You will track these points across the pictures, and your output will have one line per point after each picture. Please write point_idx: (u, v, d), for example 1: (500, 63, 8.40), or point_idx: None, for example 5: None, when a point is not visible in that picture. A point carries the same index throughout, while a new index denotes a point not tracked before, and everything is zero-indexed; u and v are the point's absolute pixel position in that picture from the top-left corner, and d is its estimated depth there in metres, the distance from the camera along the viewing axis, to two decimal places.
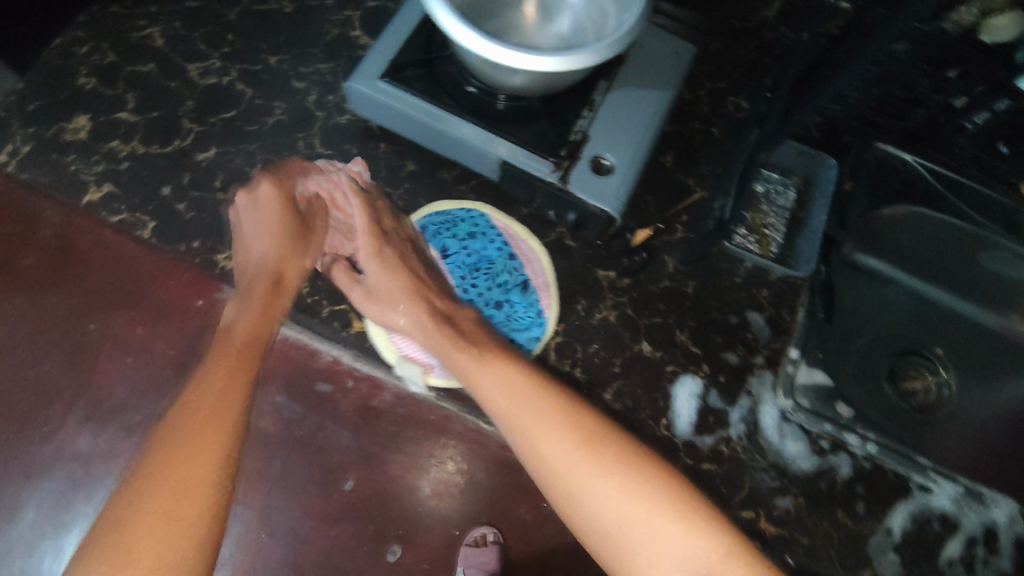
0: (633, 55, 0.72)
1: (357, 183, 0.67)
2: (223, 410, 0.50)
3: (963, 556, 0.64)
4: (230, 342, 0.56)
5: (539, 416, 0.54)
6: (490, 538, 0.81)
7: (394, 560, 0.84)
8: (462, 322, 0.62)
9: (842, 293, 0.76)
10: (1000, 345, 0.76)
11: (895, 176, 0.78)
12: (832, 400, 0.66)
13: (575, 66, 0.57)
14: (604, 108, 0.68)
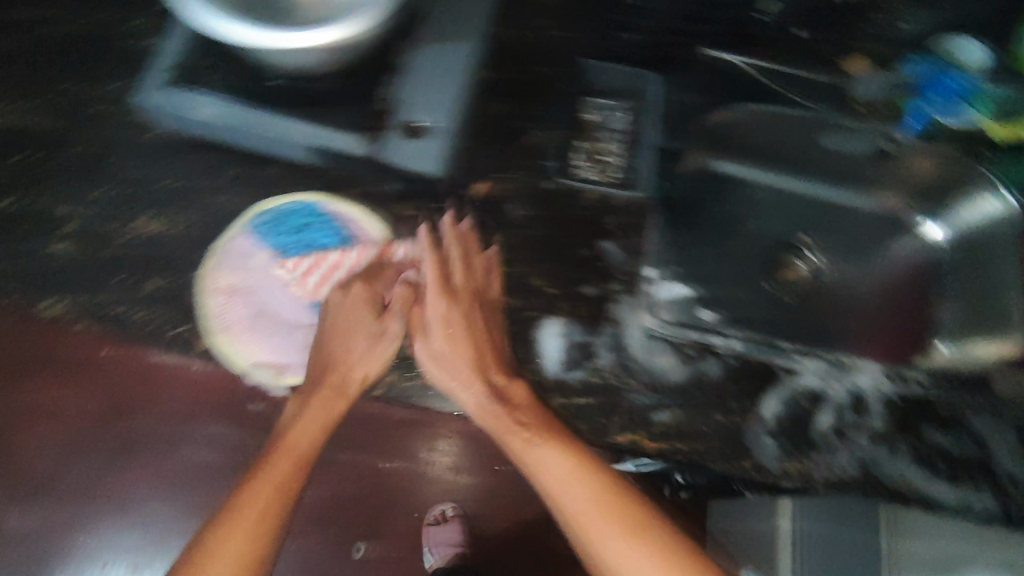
0: None
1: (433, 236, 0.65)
2: (270, 509, 0.54)
3: (834, 424, 0.68)
4: (285, 447, 0.59)
5: (582, 492, 0.53)
6: (451, 514, 1.09)
7: (360, 557, 1.10)
8: (513, 394, 0.60)
9: (695, 199, 0.81)
10: (862, 219, 0.87)
11: (726, 78, 0.82)
12: (691, 308, 0.70)
13: (352, 34, 0.55)
14: (413, 67, 0.65)
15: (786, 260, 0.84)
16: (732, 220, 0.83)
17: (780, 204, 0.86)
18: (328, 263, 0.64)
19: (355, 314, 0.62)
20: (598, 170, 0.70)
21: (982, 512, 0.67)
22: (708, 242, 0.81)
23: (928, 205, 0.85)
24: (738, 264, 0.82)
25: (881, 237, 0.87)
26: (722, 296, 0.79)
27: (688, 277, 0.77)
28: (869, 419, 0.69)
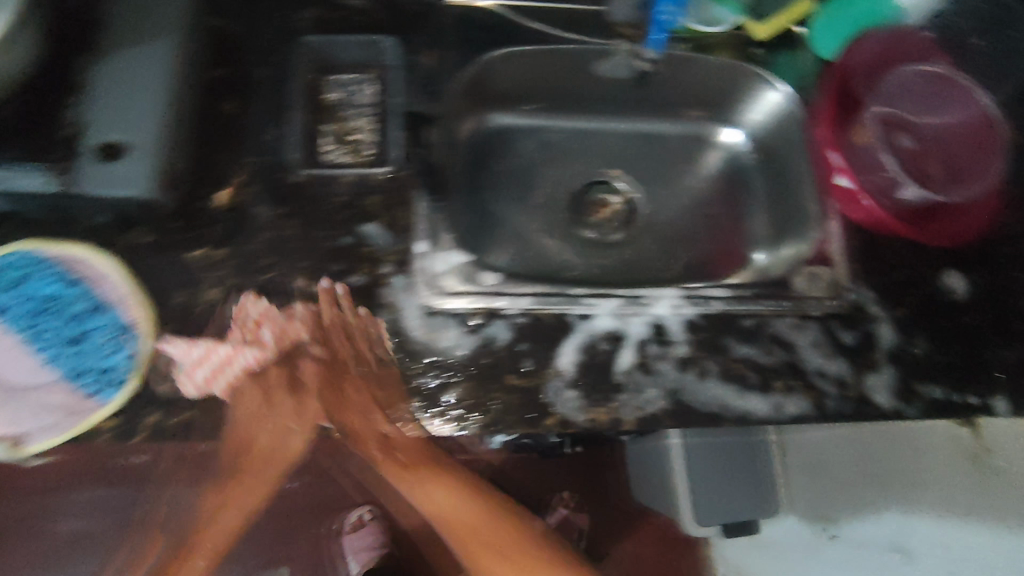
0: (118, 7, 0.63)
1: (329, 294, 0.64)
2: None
3: (638, 360, 0.66)
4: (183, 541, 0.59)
5: (473, 518, 0.73)
6: None
7: None
8: (403, 452, 0.64)
9: (490, 159, 0.82)
10: (667, 141, 0.88)
11: (479, 27, 0.76)
12: (473, 274, 0.68)
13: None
14: (96, 85, 0.60)
15: (594, 198, 0.86)
16: (533, 171, 0.84)
17: (580, 145, 0.86)
18: (218, 357, 0.60)
19: (258, 410, 0.60)
20: (349, 152, 0.67)
21: (795, 413, 0.67)
22: (507, 200, 0.82)
23: (720, 114, 0.86)
24: (541, 214, 0.84)
25: (686, 158, 0.88)
26: (525, 247, 0.81)
27: (487, 233, 0.80)
28: (675, 347, 0.67)
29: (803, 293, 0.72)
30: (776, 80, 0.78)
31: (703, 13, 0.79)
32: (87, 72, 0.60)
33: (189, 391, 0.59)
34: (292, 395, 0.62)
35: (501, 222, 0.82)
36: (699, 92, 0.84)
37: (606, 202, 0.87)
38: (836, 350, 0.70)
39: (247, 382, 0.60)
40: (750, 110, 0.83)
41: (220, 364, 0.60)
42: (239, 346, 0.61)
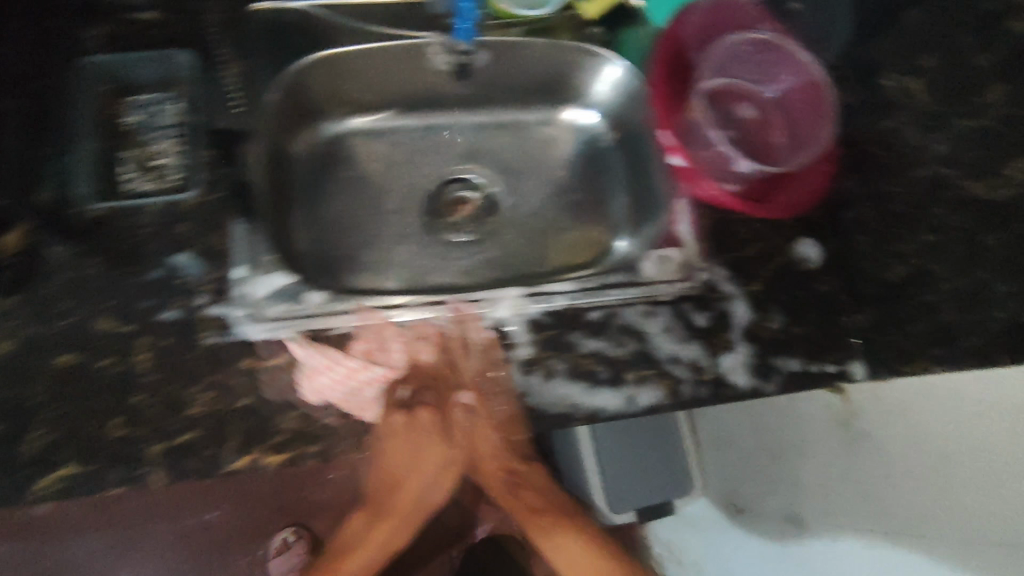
0: None
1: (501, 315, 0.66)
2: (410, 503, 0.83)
3: (478, 365, 0.64)
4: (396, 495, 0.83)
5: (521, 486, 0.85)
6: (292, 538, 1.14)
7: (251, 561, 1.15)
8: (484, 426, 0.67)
9: (326, 177, 0.78)
10: (520, 130, 0.84)
11: (291, 28, 0.72)
12: (296, 295, 0.64)
13: None
14: None
15: (450, 198, 0.82)
16: (384, 176, 0.81)
17: (431, 145, 0.82)
18: (346, 368, 0.62)
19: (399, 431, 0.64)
20: (150, 179, 0.64)
21: (649, 405, 0.63)
22: (359, 208, 0.79)
23: (567, 97, 0.82)
24: (395, 223, 0.80)
25: (548, 148, 0.84)
26: (379, 260, 0.78)
27: (334, 248, 0.76)
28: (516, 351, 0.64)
29: (651, 278, 0.69)
30: (608, 53, 0.76)
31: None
32: None
33: (303, 388, 0.61)
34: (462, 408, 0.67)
35: (348, 232, 0.78)
36: (544, 77, 0.80)
37: (464, 200, 0.82)
38: (687, 334, 0.65)
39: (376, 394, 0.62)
40: (595, 84, 0.79)
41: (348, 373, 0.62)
42: (366, 363, 0.63)
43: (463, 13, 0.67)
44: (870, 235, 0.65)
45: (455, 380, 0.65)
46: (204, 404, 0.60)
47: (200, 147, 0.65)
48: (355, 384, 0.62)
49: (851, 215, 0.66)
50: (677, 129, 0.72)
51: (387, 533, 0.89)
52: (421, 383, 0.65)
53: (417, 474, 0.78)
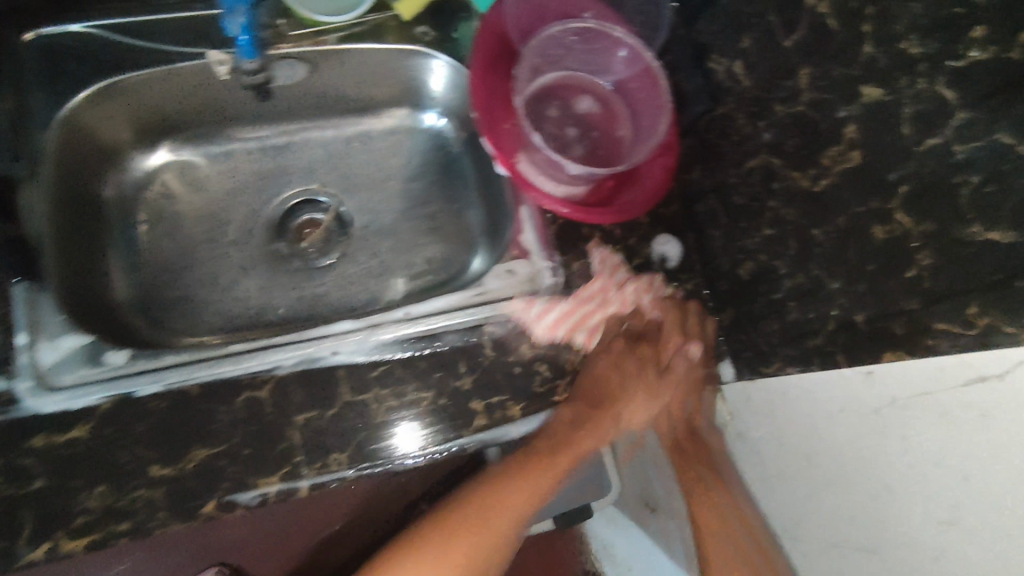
0: None
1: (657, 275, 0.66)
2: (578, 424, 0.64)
3: (310, 412, 0.58)
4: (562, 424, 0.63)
5: (670, 414, 0.69)
6: None
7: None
8: (670, 379, 0.68)
9: (148, 213, 0.72)
10: (367, 140, 0.78)
11: (71, 55, 0.64)
12: (97, 355, 0.58)
13: None
14: None
15: (299, 222, 0.76)
16: (219, 206, 0.74)
17: (270, 168, 0.76)
18: (575, 312, 0.63)
19: (626, 359, 0.65)
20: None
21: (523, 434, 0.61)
22: (194, 244, 0.72)
23: (411, 101, 0.76)
24: (237, 256, 0.73)
25: (399, 159, 0.78)
26: (218, 301, 0.71)
27: (165, 290, 0.70)
28: (352, 392, 0.59)
29: (499, 296, 0.64)
30: (432, 52, 0.70)
31: (328, 4, 0.68)
32: None
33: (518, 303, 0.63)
34: (659, 381, 0.68)
35: (181, 272, 0.71)
36: (376, 84, 0.74)
37: (314, 222, 0.76)
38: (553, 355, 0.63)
39: (592, 336, 0.63)
40: (431, 87, 0.74)
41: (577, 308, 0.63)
42: (602, 306, 0.64)
43: (241, 32, 0.60)
44: (719, 228, 0.63)
45: (661, 340, 0.66)
46: None
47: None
48: (580, 321, 0.63)
49: (701, 207, 0.65)
50: (513, 132, 0.65)
51: (490, 502, 0.65)
52: (643, 330, 0.66)
53: (634, 396, 0.67)
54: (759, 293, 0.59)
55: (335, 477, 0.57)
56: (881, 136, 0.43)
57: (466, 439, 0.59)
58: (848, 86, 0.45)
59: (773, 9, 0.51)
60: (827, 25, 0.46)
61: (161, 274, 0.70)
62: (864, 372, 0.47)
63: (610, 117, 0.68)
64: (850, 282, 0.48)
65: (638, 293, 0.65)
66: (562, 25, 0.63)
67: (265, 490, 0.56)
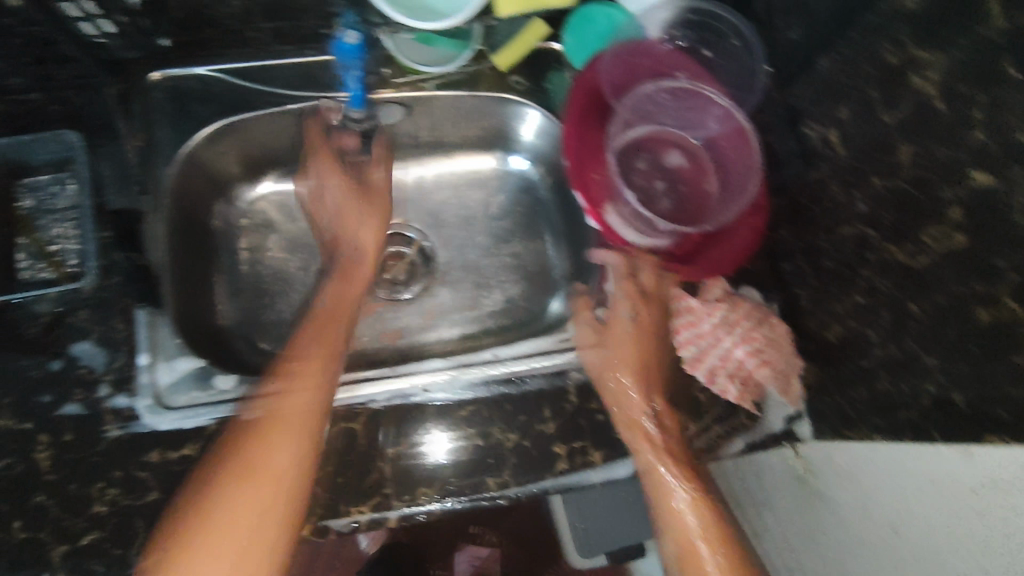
0: None
1: (744, 311, 0.66)
2: (299, 405, 0.55)
3: (400, 445, 0.61)
4: (280, 412, 0.54)
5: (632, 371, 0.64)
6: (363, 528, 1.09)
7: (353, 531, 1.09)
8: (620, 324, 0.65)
9: (251, 242, 0.76)
10: (457, 180, 0.81)
11: (197, 97, 0.68)
12: (210, 377, 0.63)
13: None
14: None
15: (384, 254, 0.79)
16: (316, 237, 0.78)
17: None
18: (692, 306, 0.66)
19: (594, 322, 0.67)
20: (48, 267, 0.61)
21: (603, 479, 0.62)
22: (290, 271, 0.76)
23: (502, 144, 0.79)
24: None
25: (485, 199, 0.81)
26: None
27: (262, 314, 0.74)
28: (440, 427, 0.62)
29: (584, 340, 0.68)
30: (524, 101, 0.72)
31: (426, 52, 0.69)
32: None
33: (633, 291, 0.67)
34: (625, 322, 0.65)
35: (277, 298, 0.75)
36: (469, 126, 0.77)
37: (399, 254, 0.79)
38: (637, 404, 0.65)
39: (699, 337, 0.66)
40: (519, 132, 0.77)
41: (688, 313, 0.66)
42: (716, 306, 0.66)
43: (354, 89, 0.66)
44: (806, 288, 0.65)
45: (768, 353, 0.65)
46: (109, 501, 0.57)
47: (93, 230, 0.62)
48: (694, 320, 0.66)
49: (787, 265, 0.67)
50: (601, 182, 0.67)
51: (246, 503, 0.50)
52: (765, 348, 0.65)
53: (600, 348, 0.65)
54: (848, 358, 0.59)
55: (424, 509, 0.59)
56: (990, 221, 0.43)
57: (549, 483, 0.61)
58: (954, 167, 0.45)
59: (873, 83, 0.52)
60: (933, 107, 0.46)
61: (258, 298, 0.74)
62: (960, 451, 0.47)
63: (697, 171, 0.69)
64: (948, 359, 0.48)
65: (751, 315, 0.66)
66: (655, 82, 0.66)
67: (356, 517, 0.59)
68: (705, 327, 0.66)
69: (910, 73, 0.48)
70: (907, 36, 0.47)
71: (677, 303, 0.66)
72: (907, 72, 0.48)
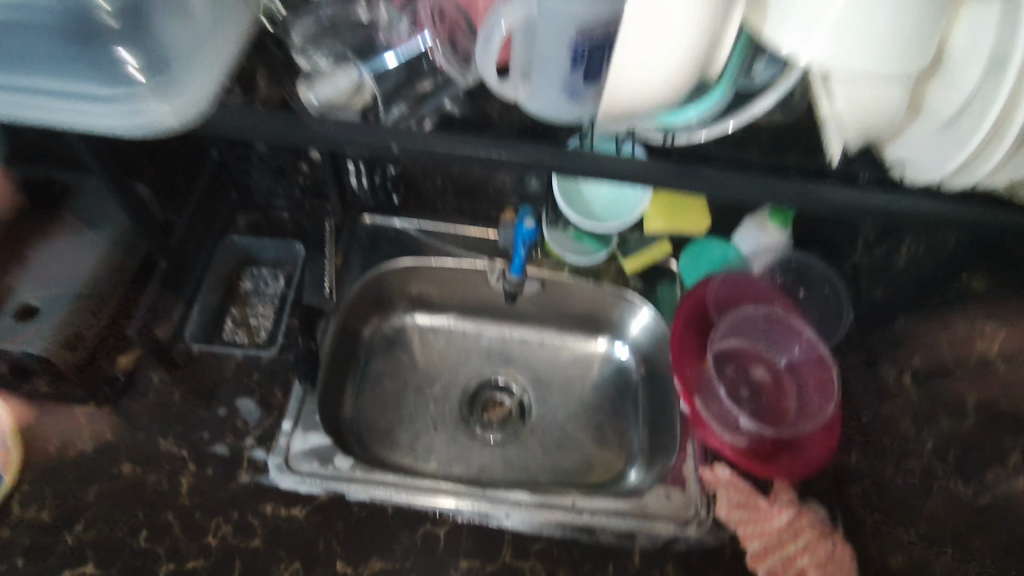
0: (75, 198, 0.74)
1: (816, 528, 0.68)
2: None
3: (472, 562, 0.67)
4: None
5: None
6: None
7: None
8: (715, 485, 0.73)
9: (386, 360, 0.90)
10: (557, 350, 0.93)
11: (387, 239, 0.89)
12: (328, 457, 0.71)
13: None
14: (71, 262, 0.71)
15: (486, 398, 0.89)
16: (438, 368, 0.91)
17: (485, 350, 0.93)
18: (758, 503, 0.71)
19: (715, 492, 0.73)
20: (245, 333, 0.80)
21: None
22: (407, 390, 0.88)
23: (609, 330, 0.92)
24: (433, 409, 0.87)
25: (585, 371, 0.92)
26: (412, 442, 0.84)
27: (376, 421, 0.85)
28: (511, 556, 0.68)
29: (655, 513, 0.72)
30: (638, 298, 0.87)
31: (565, 242, 0.87)
32: (94, 237, 0.72)
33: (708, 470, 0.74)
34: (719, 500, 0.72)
35: (391, 409, 0.86)
36: (586, 309, 0.91)
37: (500, 401, 0.89)
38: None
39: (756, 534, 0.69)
40: (630, 325, 0.90)
41: (752, 506, 0.71)
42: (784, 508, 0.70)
43: (517, 255, 0.82)
44: (872, 516, 0.68)
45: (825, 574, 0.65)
46: (219, 536, 0.65)
47: (287, 316, 0.80)
48: (756, 514, 0.70)
49: (854, 489, 0.72)
50: (693, 379, 0.76)
51: None
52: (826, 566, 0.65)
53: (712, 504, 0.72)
54: None
55: None
56: None
57: None
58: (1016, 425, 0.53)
59: (949, 345, 0.61)
60: (997, 367, 0.55)
61: (377, 407, 0.86)
62: None
63: (779, 390, 0.77)
64: None
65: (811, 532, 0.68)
66: (754, 307, 0.79)
67: None
68: (767, 520, 0.69)
69: (980, 342, 0.57)
70: (977, 312, 0.58)
71: (746, 498, 0.71)
72: (976, 340, 0.58)
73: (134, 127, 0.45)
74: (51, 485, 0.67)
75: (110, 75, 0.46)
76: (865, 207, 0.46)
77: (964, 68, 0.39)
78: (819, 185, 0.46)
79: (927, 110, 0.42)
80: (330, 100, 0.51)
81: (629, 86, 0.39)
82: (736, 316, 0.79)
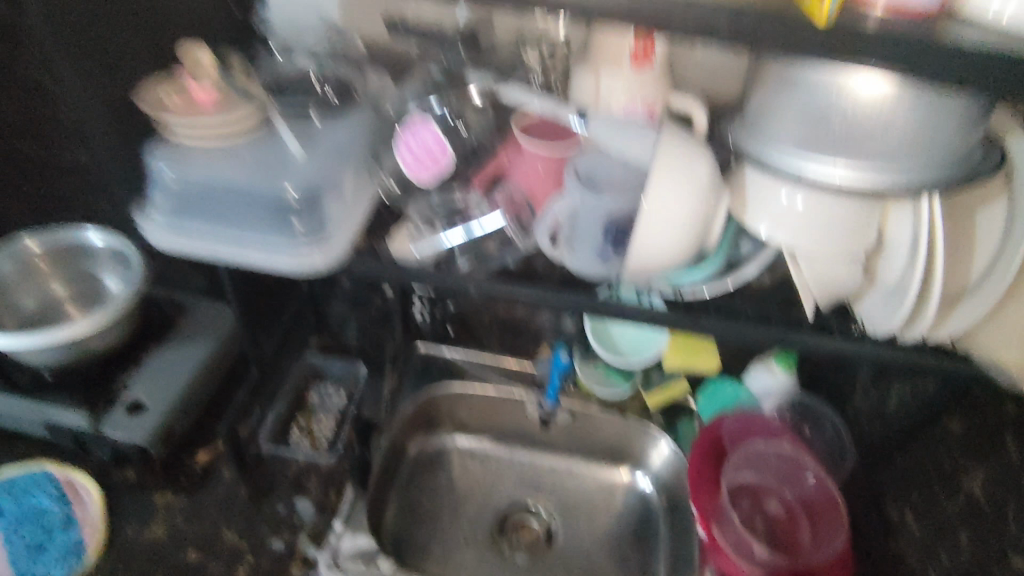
0: (191, 317, 0.89)
1: None
2: None
3: None
4: None
5: None
6: None
7: None
8: None
9: (426, 478, 0.98)
10: (583, 479, 0.99)
11: (438, 367, 1.02)
12: (373, 559, 0.77)
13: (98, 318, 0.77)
14: (179, 372, 0.83)
15: (516, 521, 0.94)
16: (472, 488, 0.98)
17: (517, 474, 1.00)
18: None
19: None
20: (307, 440, 0.90)
21: None
22: (443, 508, 0.95)
23: (632, 463, 0.99)
24: (466, 527, 0.93)
25: (609, 501, 0.97)
26: (446, 558, 0.89)
27: (414, 535, 0.91)
28: None
29: None
30: (659, 432, 0.95)
31: (593, 376, 0.98)
32: (201, 353, 0.85)
33: None
34: None
35: (428, 525, 0.93)
36: (611, 441, 0.99)
37: (529, 525, 0.94)
38: None
39: None
40: (651, 457, 0.97)
41: None
42: None
43: (552, 383, 0.93)
44: None
45: None
46: None
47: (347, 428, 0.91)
48: None
49: None
50: (710, 511, 0.80)
51: None
52: None
53: None
54: None
55: None
56: None
57: None
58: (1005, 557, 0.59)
59: (939, 483, 0.68)
60: (981, 504, 0.61)
61: (415, 521, 0.93)
62: None
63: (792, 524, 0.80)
64: None
65: None
66: (765, 444, 0.85)
67: None
68: None
69: (964, 480, 0.64)
70: (959, 453, 0.66)
71: None
72: (960, 478, 0.65)
73: (296, 264, 0.57)
74: (125, 564, 0.75)
75: (279, 227, 0.59)
76: (838, 354, 0.58)
77: (898, 249, 0.51)
78: (798, 332, 0.58)
79: (879, 279, 0.54)
80: (433, 254, 0.63)
81: (646, 254, 0.52)
82: (748, 451, 0.85)
